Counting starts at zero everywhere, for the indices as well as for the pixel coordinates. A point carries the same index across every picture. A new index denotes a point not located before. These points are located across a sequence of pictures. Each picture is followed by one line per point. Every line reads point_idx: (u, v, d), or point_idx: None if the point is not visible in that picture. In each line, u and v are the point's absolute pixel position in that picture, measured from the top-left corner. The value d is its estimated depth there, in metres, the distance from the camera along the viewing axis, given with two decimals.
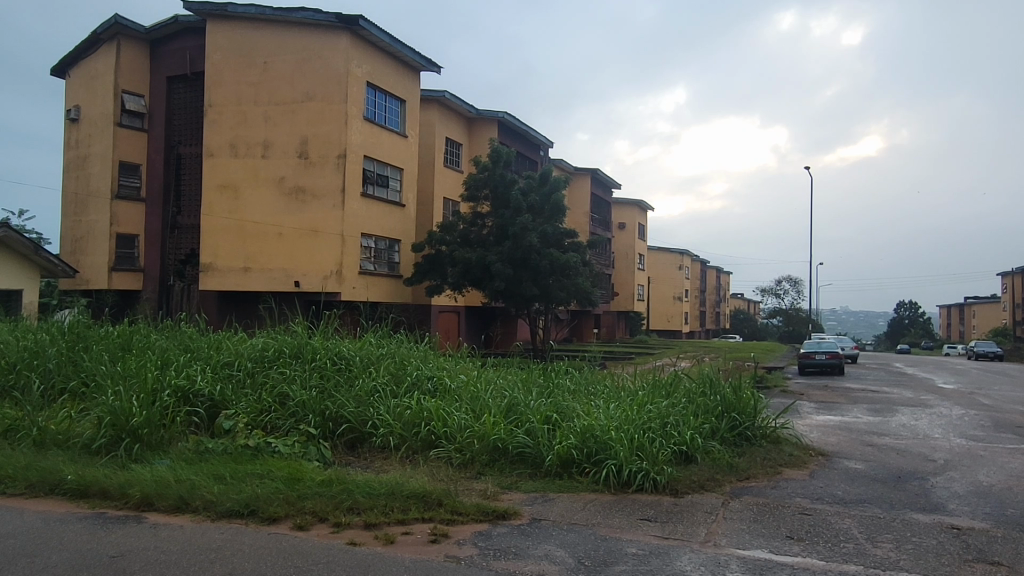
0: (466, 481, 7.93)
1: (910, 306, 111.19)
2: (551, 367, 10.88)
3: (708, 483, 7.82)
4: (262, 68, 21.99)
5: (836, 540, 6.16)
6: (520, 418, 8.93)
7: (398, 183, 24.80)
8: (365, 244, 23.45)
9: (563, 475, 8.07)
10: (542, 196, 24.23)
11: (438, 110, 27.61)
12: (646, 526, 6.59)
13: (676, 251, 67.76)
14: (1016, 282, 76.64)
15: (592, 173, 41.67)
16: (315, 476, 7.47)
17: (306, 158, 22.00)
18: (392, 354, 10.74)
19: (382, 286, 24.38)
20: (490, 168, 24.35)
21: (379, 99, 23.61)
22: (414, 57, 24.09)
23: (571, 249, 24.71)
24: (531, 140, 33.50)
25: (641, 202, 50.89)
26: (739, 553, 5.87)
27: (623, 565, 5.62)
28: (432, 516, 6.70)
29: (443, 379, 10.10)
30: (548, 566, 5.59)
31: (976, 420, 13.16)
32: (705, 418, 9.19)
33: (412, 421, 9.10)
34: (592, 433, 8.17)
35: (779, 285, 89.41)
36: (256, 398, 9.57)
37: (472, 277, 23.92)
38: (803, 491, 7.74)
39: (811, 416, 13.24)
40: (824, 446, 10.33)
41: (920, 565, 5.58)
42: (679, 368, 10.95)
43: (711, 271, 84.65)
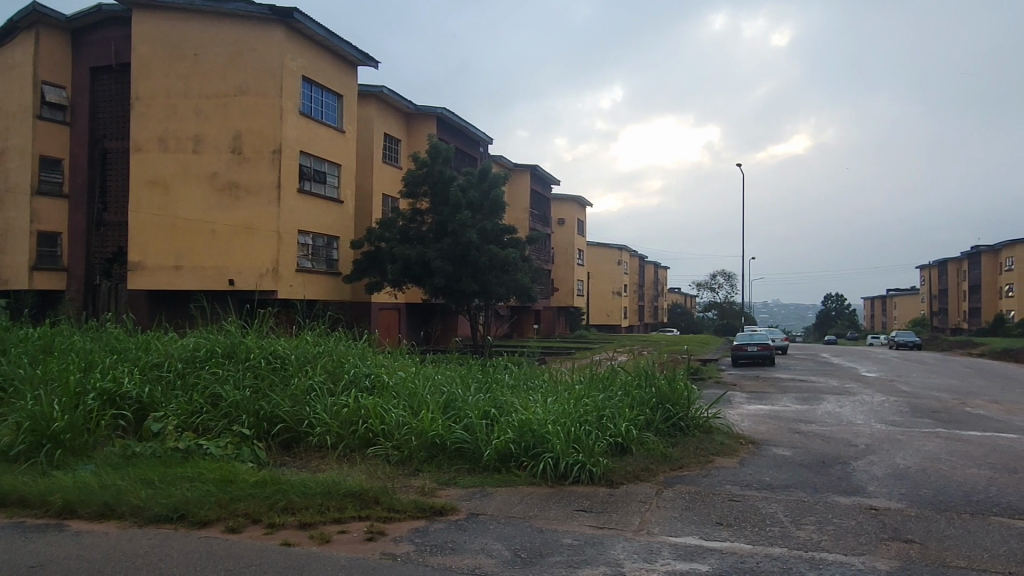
0: (404, 478, 7.91)
1: (837, 297, 115.63)
2: (490, 363, 10.93)
3: (642, 473, 8.00)
4: (192, 60, 21.34)
5: (762, 525, 6.37)
6: (458, 413, 8.96)
7: (336, 179, 24.41)
8: (302, 242, 23.05)
9: (501, 469, 8.11)
10: (481, 192, 24.22)
11: (376, 105, 27.31)
12: (581, 516, 6.70)
13: (615, 246, 68.79)
14: (933, 275, 80.62)
15: (531, 169, 41.92)
16: (248, 477, 7.32)
17: (240, 153, 21.44)
18: (329, 352, 10.55)
19: (319, 283, 24.00)
20: (429, 163, 24.20)
21: (315, 93, 23.18)
22: (351, 51, 23.76)
23: (510, 245, 24.77)
24: (470, 136, 33.45)
25: (581, 198, 51.47)
26: (670, 541, 6.02)
27: (558, 556, 5.70)
28: (369, 514, 6.65)
29: (380, 375, 10.01)
30: (484, 560, 5.62)
31: (895, 406, 13.81)
32: (639, 410, 9.39)
33: (349, 419, 8.99)
34: (530, 426, 8.25)
35: (714, 279, 91.71)
36: (187, 400, 9.32)
37: (412, 274, 23.76)
38: (733, 478, 7.98)
39: (742, 405, 13.67)
40: (754, 434, 10.67)
41: (839, 545, 5.83)
42: (615, 362, 11.12)
43: (649, 267, 86.51)
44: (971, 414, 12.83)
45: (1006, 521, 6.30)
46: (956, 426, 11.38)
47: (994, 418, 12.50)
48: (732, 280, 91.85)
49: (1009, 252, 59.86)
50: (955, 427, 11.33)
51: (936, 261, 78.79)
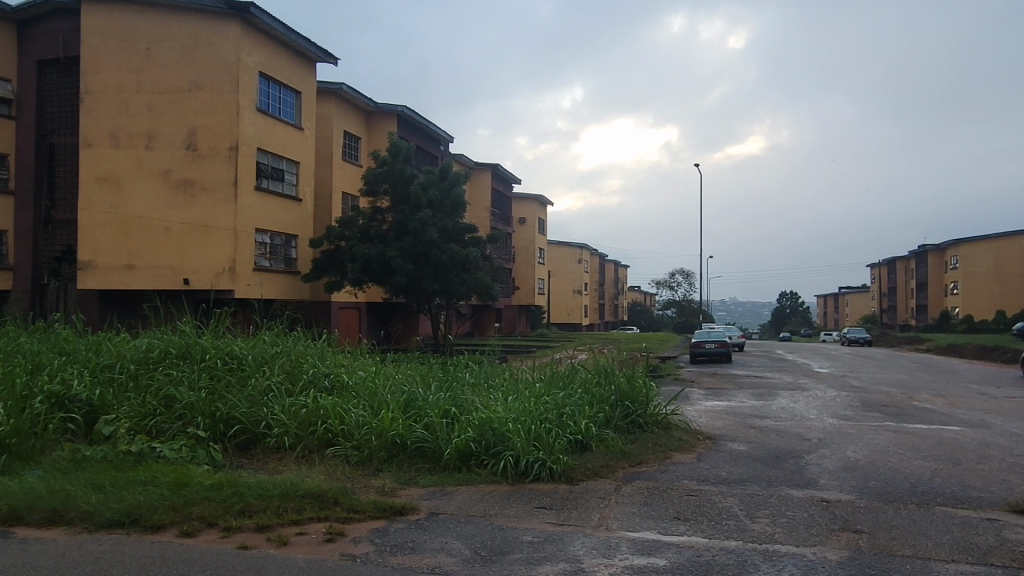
0: (363, 478, 7.85)
1: (791, 296, 118.18)
2: (450, 361, 10.91)
3: (602, 469, 8.09)
4: (144, 54, 20.82)
5: (718, 519, 6.50)
6: (418, 413, 8.93)
7: (294, 177, 24.08)
8: (259, 240, 22.70)
9: (462, 468, 8.11)
10: (442, 191, 24.16)
11: (336, 103, 27.01)
12: (541, 513, 6.75)
13: (575, 245, 69.22)
14: (882, 274, 83.02)
15: (492, 168, 41.94)
16: (203, 480, 7.19)
17: (194, 150, 21.00)
18: (287, 352, 10.41)
19: (277, 282, 23.65)
20: (389, 162, 24.03)
21: (272, 90, 22.82)
22: (309, 47, 23.45)
23: (471, 244, 24.74)
24: (430, 134, 33.32)
25: (541, 197, 51.68)
26: (629, 536, 6.10)
27: (518, 553, 5.73)
28: (327, 515, 6.59)
29: (340, 375, 9.91)
30: (444, 559, 5.63)
31: (845, 401, 14.20)
32: (599, 408, 9.46)
33: (307, 420, 8.88)
34: (490, 425, 8.25)
35: (673, 277, 93.00)
36: (139, 402, 9.11)
37: (372, 273, 23.56)
38: (690, 474, 8.12)
39: (699, 402, 13.89)
40: (711, 430, 10.86)
41: (792, 537, 5.98)
42: (575, 360, 11.20)
43: (609, 266, 87.26)
44: (917, 408, 13.26)
45: (949, 510, 6.54)
46: (902, 419, 11.76)
47: (939, 411, 12.95)
48: (690, 279, 93.21)
49: (954, 251, 62.00)
50: (902, 420, 11.70)
51: (885, 260, 81.13)
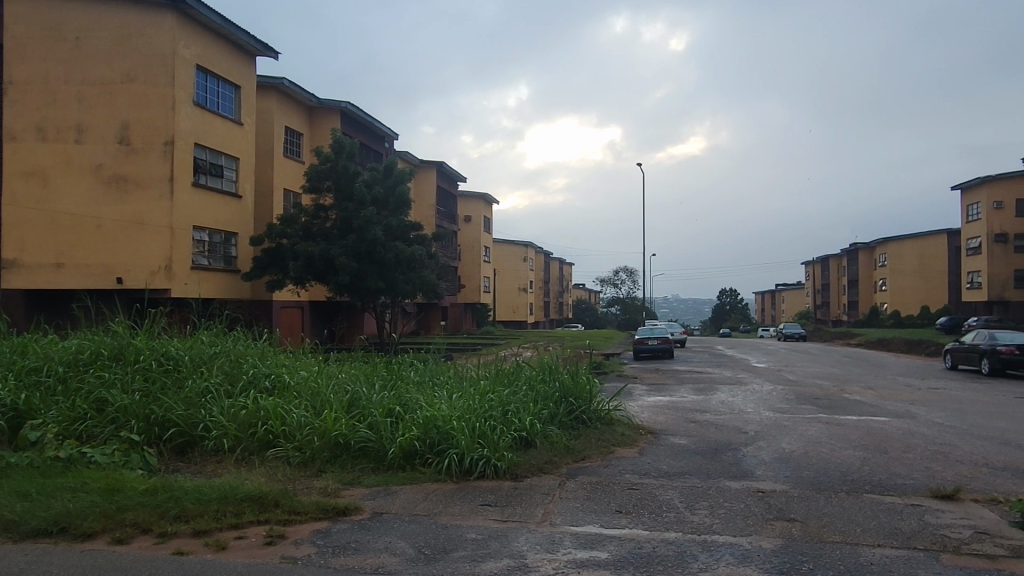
0: (305, 480, 7.74)
1: (731, 293, 121.20)
2: (395, 360, 10.82)
3: (546, 466, 8.17)
4: (73, 44, 20.00)
5: (658, 511, 6.63)
6: (362, 412, 8.85)
7: (233, 173, 23.50)
8: (197, 238, 22.12)
9: (406, 467, 8.07)
10: (386, 188, 23.93)
11: (277, 98, 26.45)
12: (486, 511, 6.77)
13: (521, 244, 69.50)
14: (816, 271, 85.84)
15: (437, 165, 41.74)
16: (136, 486, 6.97)
17: (127, 144, 20.29)
18: (227, 352, 10.16)
19: (216, 281, 23.06)
20: (333, 158, 23.69)
21: (209, 83, 22.20)
22: (248, 40, 22.91)
23: (416, 242, 24.57)
24: (375, 131, 32.96)
25: (487, 195, 51.73)
26: (572, 530, 6.18)
27: (462, 551, 5.74)
28: (268, 518, 6.47)
29: (281, 375, 9.73)
30: (388, 558, 5.60)
31: (782, 395, 14.64)
32: (543, 405, 9.54)
33: (247, 421, 8.68)
34: (434, 423, 8.22)
35: (617, 276, 94.29)
36: (68, 406, 8.78)
37: (316, 271, 23.16)
38: (632, 468, 8.27)
39: (642, 397, 14.12)
40: (652, 425, 11.07)
41: (729, 527, 6.15)
42: (520, 358, 11.25)
43: (554, 263, 87.91)
44: (848, 400, 13.78)
45: (876, 497, 6.82)
46: (835, 411, 12.22)
47: (868, 403, 13.48)
48: (633, 277, 94.72)
49: (883, 249, 64.61)
50: (835, 412, 12.14)
51: (819, 258, 83.90)
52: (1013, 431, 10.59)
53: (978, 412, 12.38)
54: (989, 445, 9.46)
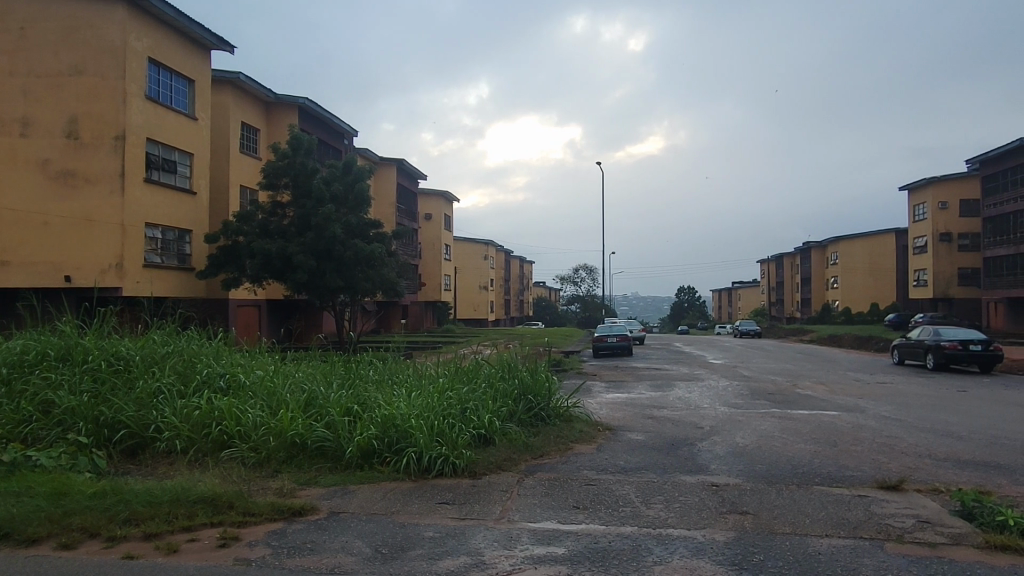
0: (260, 481, 7.63)
1: (689, 290, 122.98)
2: (353, 358, 10.71)
3: (504, 463, 8.20)
4: (18, 35, 19.42)
5: (615, 506, 6.71)
6: (319, 411, 8.76)
7: (187, 169, 23.02)
8: (149, 235, 21.63)
9: (363, 467, 8.01)
10: (345, 186, 23.69)
11: (232, 92, 25.96)
12: (444, 509, 6.76)
13: (481, 241, 69.50)
14: (771, 269, 87.73)
15: (397, 163, 41.48)
16: (85, 489, 6.79)
17: (76, 138, 19.70)
18: (179, 352, 9.94)
19: (169, 279, 22.58)
20: (290, 155, 23.34)
21: (162, 77, 21.68)
22: (203, 33, 22.45)
23: (376, 239, 24.35)
24: (333, 127, 32.58)
25: (448, 194, 51.59)
26: (530, 526, 6.22)
27: (419, 549, 5.73)
28: (221, 520, 6.35)
29: (236, 375, 9.56)
30: (344, 558, 5.55)
31: (737, 390, 14.94)
32: (502, 402, 9.56)
33: (201, 421, 8.53)
34: (393, 421, 8.18)
35: (577, 273, 94.96)
36: (13, 408, 8.51)
37: (273, 269, 22.79)
38: (590, 464, 8.35)
39: (601, 394, 14.25)
40: (611, 421, 11.20)
41: (683, 521, 6.26)
42: (480, 355, 11.26)
43: (514, 262, 88.16)
44: (800, 395, 14.13)
45: (825, 489, 7.01)
46: (787, 406, 12.52)
47: (820, 397, 13.84)
48: (593, 275, 95.60)
49: (836, 248, 66.24)
50: (787, 407, 12.41)
51: (774, 257, 85.77)
52: (955, 423, 10.96)
53: (922, 405, 12.79)
54: (932, 437, 9.77)
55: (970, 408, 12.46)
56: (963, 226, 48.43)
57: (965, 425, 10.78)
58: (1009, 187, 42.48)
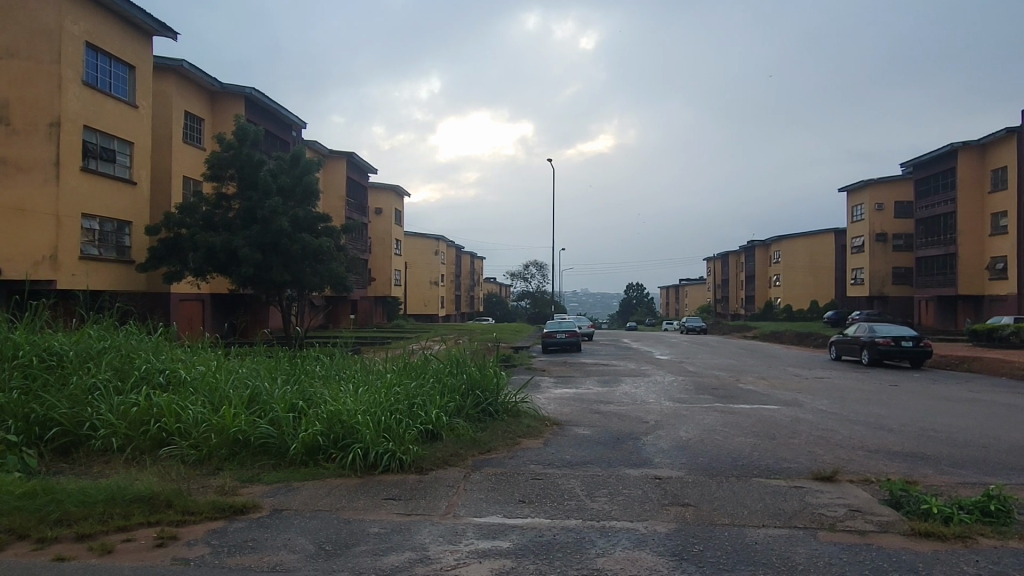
0: (201, 478, 7.47)
1: (637, 287, 124.77)
2: (299, 354, 10.56)
3: (451, 458, 8.20)
4: None
5: (560, 500, 6.78)
6: (263, 407, 8.59)
7: (126, 158, 22.34)
8: (86, 226, 20.92)
9: (308, 463, 7.92)
10: (292, 178, 23.25)
11: (175, 80, 25.21)
12: (389, 505, 6.72)
13: (432, 237, 69.24)
14: (716, 267, 89.70)
15: (347, 156, 40.98)
16: (14, 489, 6.53)
17: (7, 124, 18.89)
18: (115, 347, 9.63)
19: (107, 272, 21.86)
20: (235, 146, 22.78)
21: (101, 62, 20.94)
22: (144, 18, 21.75)
23: (324, 233, 23.96)
24: (281, 119, 31.96)
25: (398, 188, 51.22)
26: (475, 521, 6.24)
27: (363, 545, 5.69)
28: (159, 519, 6.20)
29: (176, 371, 9.33)
30: (286, 556, 5.48)
31: (682, 385, 15.25)
32: (450, 398, 9.54)
33: (139, 419, 8.29)
34: (338, 417, 8.10)
35: (527, 270, 95.45)
36: None
37: (217, 263, 22.18)
38: (536, 458, 8.41)
39: (549, 390, 14.34)
40: (558, 416, 11.31)
41: (626, 513, 6.37)
42: (428, 350, 11.22)
43: (465, 257, 88.10)
44: (743, 390, 14.50)
45: (763, 481, 7.22)
46: (730, 401, 12.83)
47: (761, 392, 14.23)
48: (543, 271, 96.29)
49: (778, 247, 68.04)
50: (729, 402, 12.70)
51: (719, 255, 87.75)
52: (886, 416, 11.40)
53: (857, 399, 13.25)
54: (865, 429, 10.14)
55: (901, 401, 12.97)
56: (897, 227, 50.37)
57: (895, 418, 11.22)
58: (940, 189, 44.29)
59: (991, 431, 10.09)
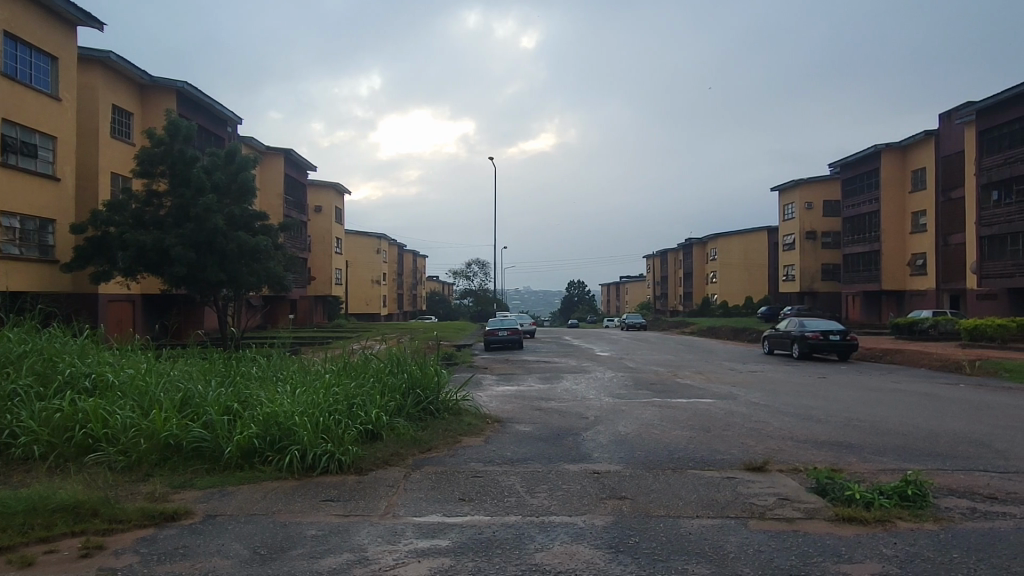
0: (130, 485, 7.23)
1: (579, 285, 125.98)
2: (234, 355, 10.31)
3: (391, 458, 8.15)
4: None
5: (500, 496, 6.82)
6: (196, 411, 8.35)
7: (49, 153, 21.43)
8: (6, 224, 20.02)
9: (244, 467, 7.75)
10: (227, 175, 22.62)
11: (103, 73, 24.27)
12: (328, 506, 6.64)
13: (374, 235, 68.55)
14: (655, 265, 91.43)
15: (285, 153, 40.17)
16: None
17: None
18: (37, 351, 9.21)
19: (28, 271, 20.93)
20: (167, 142, 22.05)
21: (21, 53, 20.01)
22: (68, 7, 20.86)
23: (261, 232, 23.41)
24: (215, 114, 31.10)
25: (339, 185, 50.52)
26: (415, 520, 6.22)
27: (300, 548, 5.60)
28: (84, 529, 5.98)
29: (104, 375, 8.98)
30: (219, 562, 5.36)
31: (621, 381, 15.51)
32: (389, 397, 9.45)
33: (63, 425, 7.95)
34: (275, 419, 7.93)
35: (469, 268, 95.40)
36: None
37: (148, 262, 21.41)
38: (476, 456, 8.44)
39: (491, 387, 14.39)
40: (499, 413, 11.36)
41: (565, 508, 6.45)
42: (368, 350, 11.09)
43: (407, 256, 87.46)
44: (680, 385, 14.85)
45: (698, 472, 7.42)
46: (667, 395, 13.11)
47: (698, 386, 14.60)
48: (485, 270, 96.44)
49: (715, 245, 69.80)
50: (667, 396, 12.98)
51: (658, 253, 89.50)
52: (815, 408, 11.83)
53: (788, 392, 13.71)
54: (794, 421, 10.50)
55: (829, 393, 13.47)
56: (826, 225, 52.32)
57: (822, 409, 11.65)
58: (865, 189, 46.17)
59: (910, 420, 10.59)
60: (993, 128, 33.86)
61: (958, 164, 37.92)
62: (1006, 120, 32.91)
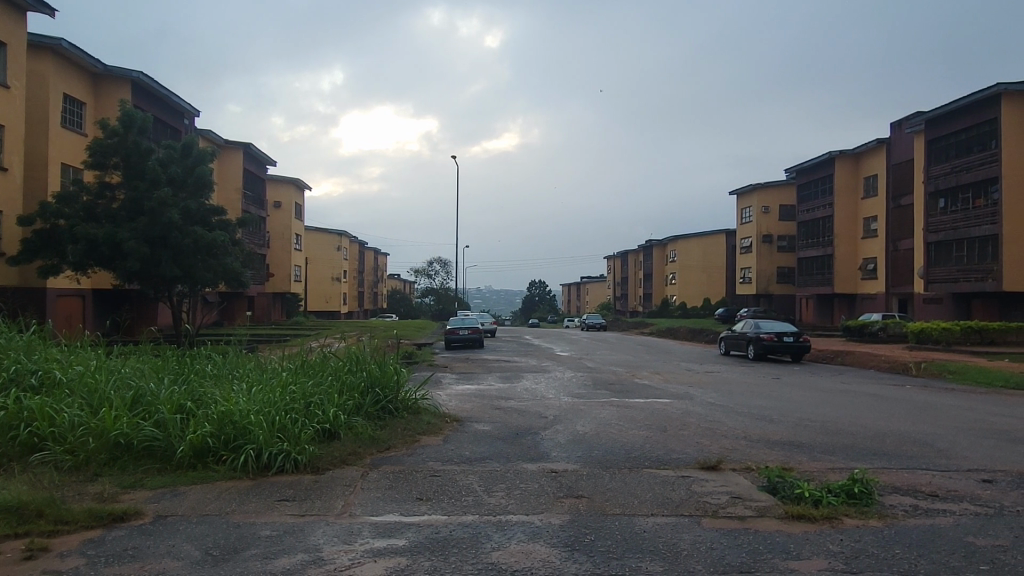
0: (77, 486, 7.04)
1: (540, 284, 126.38)
2: (188, 353, 10.10)
3: (349, 457, 8.09)
4: None
5: (457, 496, 6.83)
6: (148, 409, 8.17)
7: None
8: None
9: (197, 466, 7.63)
10: (183, 168, 22.11)
11: (53, 60, 23.55)
12: (283, 506, 6.56)
13: (335, 232, 67.87)
14: (615, 265, 92.21)
15: (243, 147, 39.46)
16: None
17: None
18: None
19: None
20: (121, 133, 21.47)
21: None
22: None
23: (218, 227, 22.94)
24: (171, 105, 30.39)
25: (299, 181, 49.82)
26: (372, 520, 6.19)
27: (254, 549, 5.53)
28: (27, 531, 5.81)
29: (51, 372, 8.72)
30: (170, 563, 5.26)
31: (580, 381, 15.61)
32: (347, 396, 9.36)
33: (7, 424, 7.71)
34: (230, 417, 7.80)
35: (431, 266, 95.00)
36: None
37: (100, 257, 20.84)
38: (435, 455, 8.42)
39: (450, 386, 14.36)
40: (457, 412, 11.34)
41: (522, 507, 6.49)
42: (327, 347, 10.98)
43: (368, 253, 86.69)
44: (637, 385, 15.00)
45: (653, 471, 7.54)
46: (625, 395, 13.25)
47: (655, 386, 14.80)
48: (447, 268, 96.17)
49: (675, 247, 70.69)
50: (625, 396, 13.13)
51: (619, 253, 90.31)
52: (768, 407, 12.07)
53: (743, 392, 13.97)
54: (748, 421, 10.68)
55: (783, 393, 13.76)
56: (782, 228, 53.41)
57: (776, 409, 11.90)
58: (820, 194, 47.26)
59: (859, 421, 10.85)
60: (942, 138, 34.95)
61: (908, 172, 39.05)
62: (953, 130, 34.02)
